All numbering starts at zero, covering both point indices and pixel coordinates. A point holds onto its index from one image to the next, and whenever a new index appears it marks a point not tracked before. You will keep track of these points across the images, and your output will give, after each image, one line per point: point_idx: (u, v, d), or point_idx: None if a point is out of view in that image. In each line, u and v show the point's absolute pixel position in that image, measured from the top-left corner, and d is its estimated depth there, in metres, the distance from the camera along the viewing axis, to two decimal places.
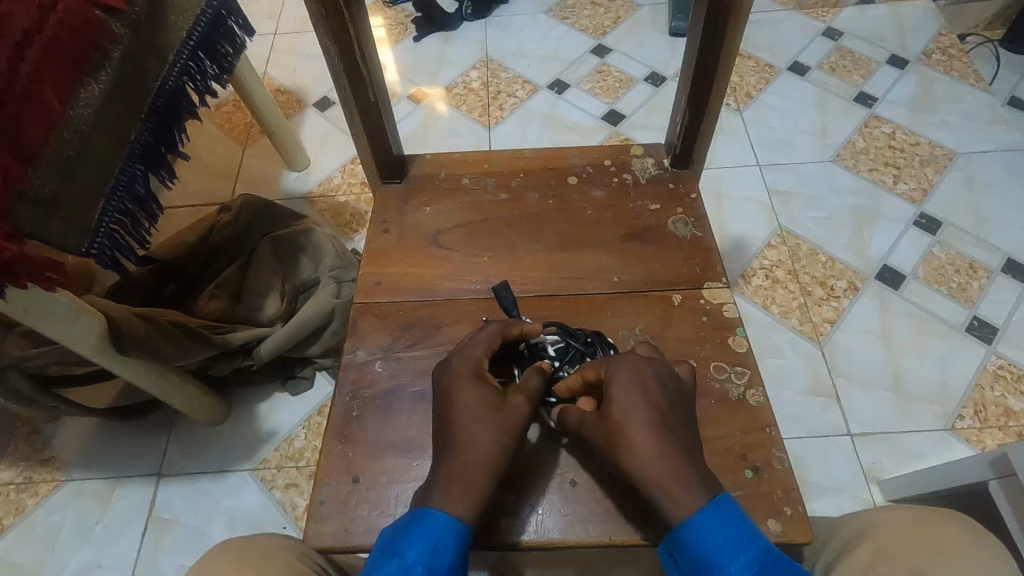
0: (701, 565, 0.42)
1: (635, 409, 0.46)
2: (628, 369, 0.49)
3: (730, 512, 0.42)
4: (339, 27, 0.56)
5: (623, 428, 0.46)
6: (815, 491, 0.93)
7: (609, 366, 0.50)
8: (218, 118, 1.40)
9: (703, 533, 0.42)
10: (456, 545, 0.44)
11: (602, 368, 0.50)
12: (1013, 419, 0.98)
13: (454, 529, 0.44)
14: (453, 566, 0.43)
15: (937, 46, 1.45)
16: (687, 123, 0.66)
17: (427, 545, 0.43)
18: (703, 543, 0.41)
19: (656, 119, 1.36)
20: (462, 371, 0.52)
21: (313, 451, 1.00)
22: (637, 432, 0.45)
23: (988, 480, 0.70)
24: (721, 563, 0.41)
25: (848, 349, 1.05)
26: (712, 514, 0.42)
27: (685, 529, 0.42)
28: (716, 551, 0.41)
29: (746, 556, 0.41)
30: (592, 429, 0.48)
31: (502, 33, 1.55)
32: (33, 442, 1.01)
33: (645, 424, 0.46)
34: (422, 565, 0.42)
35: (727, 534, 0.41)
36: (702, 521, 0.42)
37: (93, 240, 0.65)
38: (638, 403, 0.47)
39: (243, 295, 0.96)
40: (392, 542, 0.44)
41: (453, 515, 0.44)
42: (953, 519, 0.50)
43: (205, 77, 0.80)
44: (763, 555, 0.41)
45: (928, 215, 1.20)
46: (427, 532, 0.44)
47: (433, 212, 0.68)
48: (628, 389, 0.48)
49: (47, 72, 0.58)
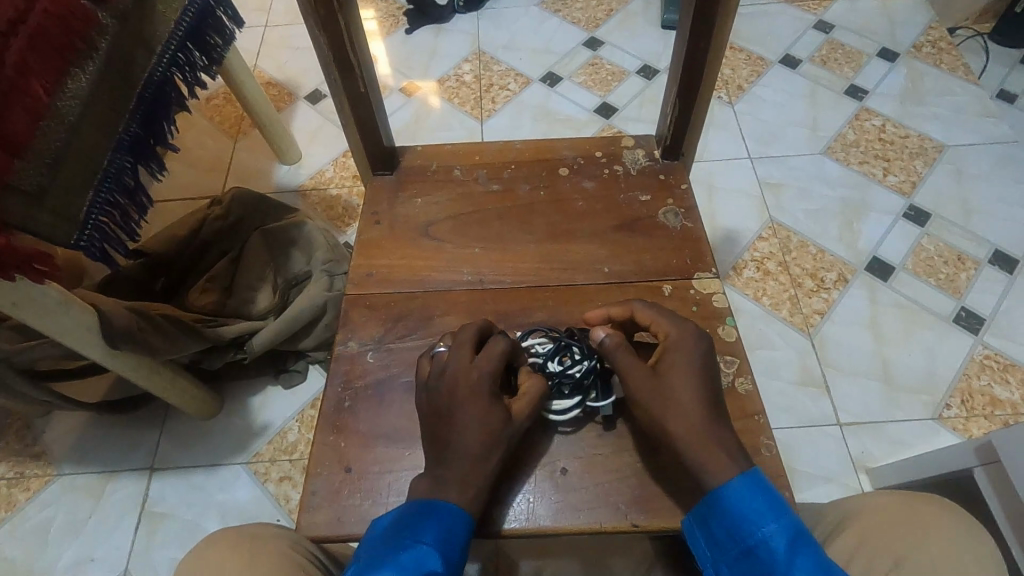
0: (738, 525, 0.44)
1: (690, 374, 0.49)
2: (690, 336, 0.51)
3: (767, 483, 0.45)
4: (328, 18, 0.56)
5: (680, 389, 0.48)
6: (804, 481, 0.94)
7: (674, 329, 0.52)
8: (208, 111, 1.39)
9: (741, 496, 0.45)
10: (466, 532, 0.46)
11: (661, 325, 0.53)
12: (999, 408, 0.99)
13: (462, 516, 0.46)
14: (462, 551, 0.46)
15: (927, 38, 1.46)
16: (677, 114, 0.66)
17: (440, 532, 0.45)
18: (740, 505, 0.44)
19: (648, 111, 1.36)
20: (448, 385, 0.50)
21: (306, 444, 1.00)
22: (688, 394, 0.48)
23: (972, 467, 0.71)
24: (759, 523, 0.44)
25: (837, 340, 1.06)
26: (752, 482, 0.45)
27: (724, 493, 0.45)
28: (754, 511, 0.44)
29: (781, 519, 0.44)
30: (644, 383, 0.49)
31: (494, 25, 1.55)
32: (24, 437, 1.01)
33: (699, 391, 0.48)
34: (437, 550, 0.44)
35: (765, 500, 0.44)
36: (740, 484, 0.45)
37: (82, 233, 0.65)
38: (700, 377, 0.49)
39: (235, 288, 0.96)
40: (403, 525, 0.45)
41: (458, 505, 0.46)
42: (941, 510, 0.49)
43: (194, 69, 0.79)
44: (796, 521, 0.44)
45: (917, 207, 1.21)
46: (438, 520, 0.45)
47: (425, 203, 0.68)
48: (689, 355, 0.50)
49: (34, 62, 0.58)
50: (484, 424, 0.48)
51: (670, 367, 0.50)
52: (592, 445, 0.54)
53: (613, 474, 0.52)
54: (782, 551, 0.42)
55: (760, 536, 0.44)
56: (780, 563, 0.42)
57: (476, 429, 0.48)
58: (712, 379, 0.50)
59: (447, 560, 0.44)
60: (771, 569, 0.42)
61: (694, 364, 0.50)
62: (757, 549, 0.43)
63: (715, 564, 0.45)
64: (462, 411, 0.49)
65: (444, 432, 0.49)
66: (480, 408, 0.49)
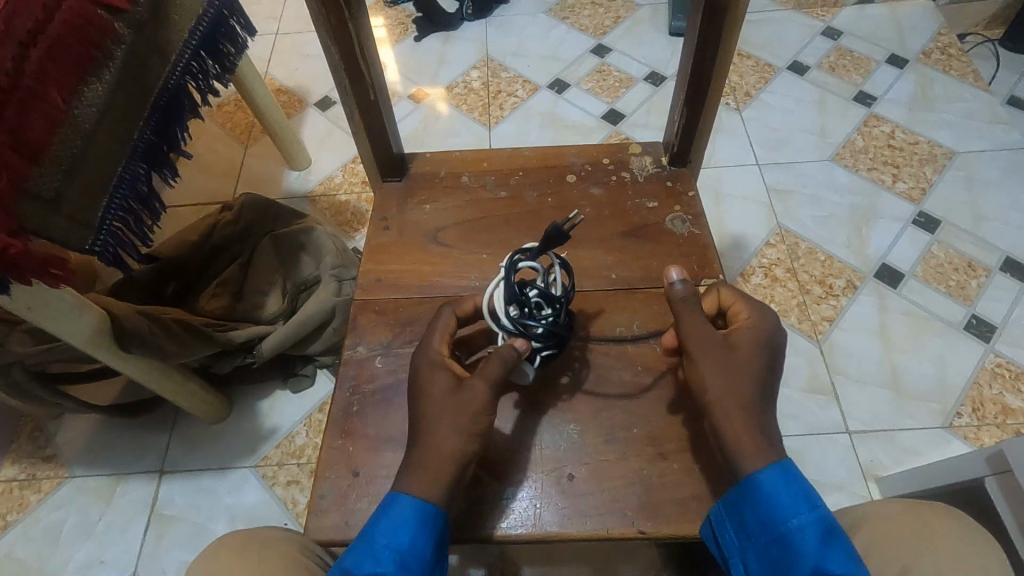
0: (772, 513, 0.44)
1: (756, 354, 0.48)
2: (768, 322, 0.50)
3: (799, 472, 0.45)
4: (338, 25, 0.56)
5: (742, 363, 0.47)
6: (812, 489, 0.94)
7: (752, 313, 0.51)
8: (219, 118, 1.40)
9: (777, 486, 0.44)
10: (422, 526, 0.45)
11: (742, 309, 0.52)
12: (1011, 417, 0.98)
13: (416, 507, 0.45)
14: (417, 547, 0.45)
15: (936, 45, 1.46)
16: (684, 121, 0.66)
17: (392, 528, 0.45)
18: (775, 495, 0.44)
19: (655, 117, 1.36)
20: (424, 360, 0.51)
21: (313, 448, 1.01)
22: (747, 373, 0.47)
23: (983, 476, 0.70)
24: (796, 513, 0.44)
25: (846, 348, 1.06)
26: (787, 471, 0.45)
27: (760, 481, 0.45)
28: (790, 501, 0.44)
29: (815, 510, 0.44)
30: (708, 351, 0.48)
31: (502, 33, 1.55)
32: (36, 439, 1.02)
33: (755, 372, 0.47)
34: (388, 547, 0.45)
35: (800, 489, 0.44)
36: (777, 473, 0.45)
37: (97, 238, 0.66)
38: (756, 360, 0.48)
39: (244, 292, 0.97)
40: (367, 525, 0.46)
41: (417, 498, 0.45)
42: (960, 522, 0.48)
43: (207, 77, 0.80)
44: (827, 513, 0.44)
45: (926, 214, 1.20)
46: (392, 515, 0.45)
47: (433, 210, 0.69)
48: (758, 337, 0.49)
49: (51, 71, 0.59)
50: (443, 393, 0.49)
51: (738, 345, 0.49)
52: (598, 450, 0.54)
53: (622, 479, 0.52)
54: (814, 541, 0.43)
55: (792, 526, 0.44)
56: (812, 553, 0.43)
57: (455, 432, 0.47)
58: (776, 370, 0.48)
59: (398, 557, 0.45)
60: (803, 559, 0.43)
61: (758, 347, 0.48)
62: (790, 538, 0.44)
63: (744, 554, 0.46)
64: (426, 382, 0.50)
65: (423, 432, 0.47)
66: (443, 377, 0.50)
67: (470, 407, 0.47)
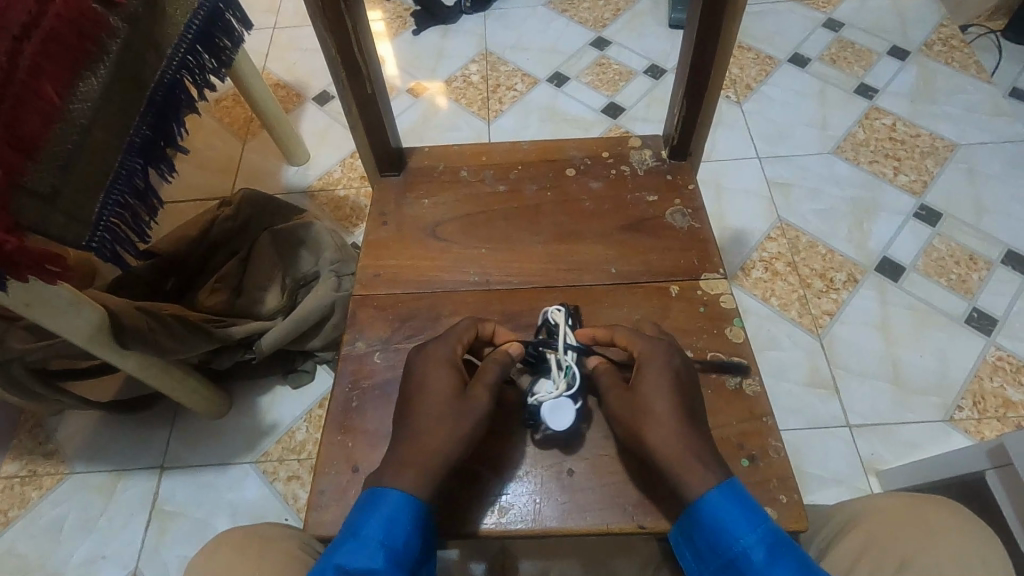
0: (717, 537, 0.44)
1: (663, 388, 0.49)
2: (665, 354, 0.51)
3: (743, 492, 0.45)
4: (335, 19, 0.56)
5: (654, 398, 0.48)
6: (813, 482, 0.94)
7: (646, 345, 0.52)
8: (218, 113, 1.40)
9: (718, 509, 0.44)
10: (413, 520, 0.45)
11: (633, 341, 0.53)
12: (1012, 410, 0.98)
13: (407, 502, 0.45)
14: (409, 541, 0.45)
15: (938, 36, 1.45)
16: (684, 113, 0.66)
17: (383, 522, 0.45)
18: (717, 518, 0.44)
19: (655, 111, 1.36)
20: (440, 356, 0.52)
21: (314, 443, 1.01)
22: (664, 411, 0.48)
23: (986, 470, 0.70)
24: (739, 535, 0.43)
25: (847, 341, 1.06)
26: (728, 493, 0.44)
27: (701, 507, 0.44)
28: (733, 524, 0.43)
29: (759, 529, 0.43)
30: (622, 400, 0.50)
31: (502, 26, 1.55)
32: (37, 435, 1.02)
33: (674, 407, 0.48)
34: (380, 543, 0.44)
35: (742, 510, 0.44)
36: (717, 497, 0.44)
37: (94, 233, 0.66)
38: (670, 391, 0.49)
39: (244, 288, 0.96)
40: (352, 522, 0.46)
41: (405, 492, 0.45)
42: (966, 521, 0.47)
43: (203, 71, 0.80)
44: (773, 528, 0.44)
45: (928, 207, 1.20)
46: (382, 511, 0.45)
47: (432, 204, 0.68)
48: (660, 361, 0.51)
49: (45, 65, 0.58)
50: (443, 395, 0.49)
51: (641, 377, 0.50)
52: (598, 445, 0.54)
53: (622, 473, 0.52)
54: (761, 561, 0.42)
55: (739, 548, 0.43)
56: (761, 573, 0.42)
57: (445, 433, 0.47)
58: (687, 386, 0.50)
59: (389, 553, 0.44)
60: None
61: (667, 378, 0.50)
62: (738, 561, 0.43)
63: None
64: (438, 391, 0.50)
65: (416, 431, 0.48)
66: (448, 380, 0.50)
67: (469, 414, 0.48)
